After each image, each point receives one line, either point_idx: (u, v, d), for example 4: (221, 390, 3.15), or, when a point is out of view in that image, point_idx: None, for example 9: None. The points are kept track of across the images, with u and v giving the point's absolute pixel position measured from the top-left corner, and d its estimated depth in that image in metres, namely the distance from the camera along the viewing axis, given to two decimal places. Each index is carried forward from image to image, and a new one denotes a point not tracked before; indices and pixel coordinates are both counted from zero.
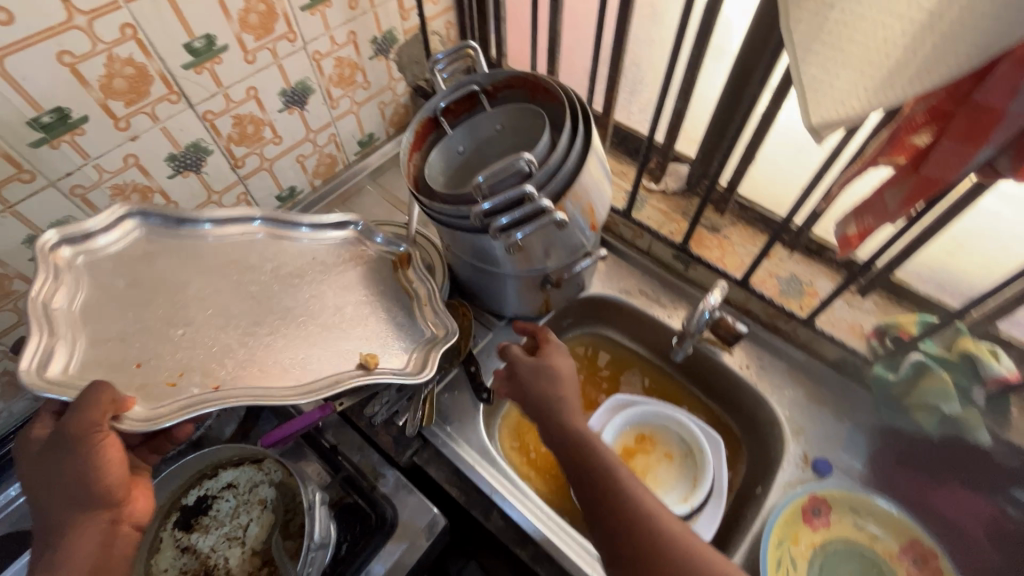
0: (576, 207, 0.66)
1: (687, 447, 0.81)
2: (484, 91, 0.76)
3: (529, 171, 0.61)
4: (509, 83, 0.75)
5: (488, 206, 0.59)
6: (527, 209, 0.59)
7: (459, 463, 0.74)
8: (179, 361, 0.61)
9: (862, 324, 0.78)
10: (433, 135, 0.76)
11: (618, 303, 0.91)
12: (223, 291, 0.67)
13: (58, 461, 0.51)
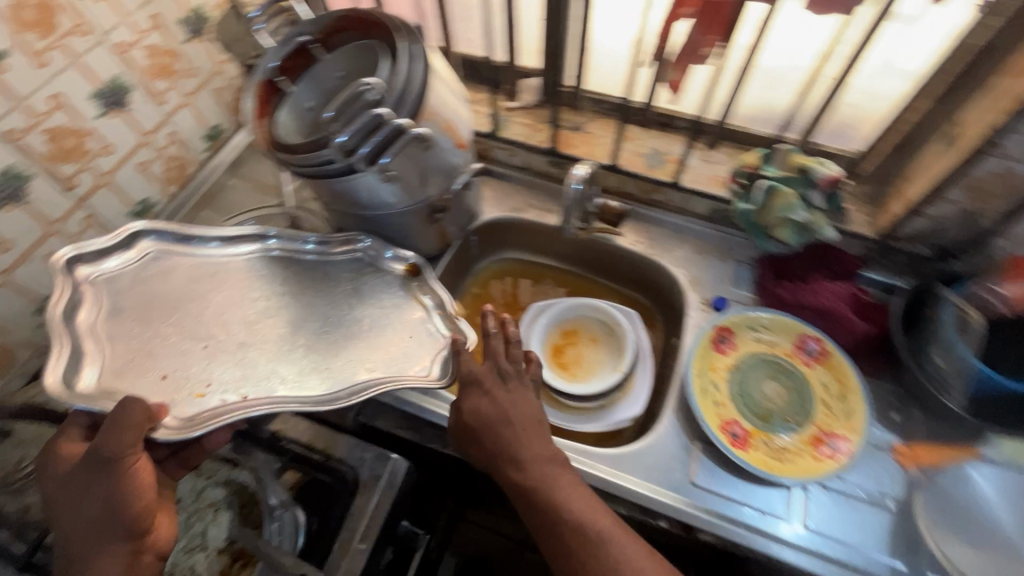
0: (435, 125, 0.67)
1: (608, 328, 0.87)
2: (315, 42, 0.73)
3: (377, 98, 0.62)
4: (338, 27, 0.73)
5: (346, 138, 0.60)
6: (386, 131, 0.60)
7: (403, 406, 0.75)
8: (206, 374, 0.69)
9: (720, 173, 0.87)
10: (276, 98, 0.73)
11: (512, 222, 0.95)
12: (233, 303, 0.76)
13: (89, 483, 0.54)
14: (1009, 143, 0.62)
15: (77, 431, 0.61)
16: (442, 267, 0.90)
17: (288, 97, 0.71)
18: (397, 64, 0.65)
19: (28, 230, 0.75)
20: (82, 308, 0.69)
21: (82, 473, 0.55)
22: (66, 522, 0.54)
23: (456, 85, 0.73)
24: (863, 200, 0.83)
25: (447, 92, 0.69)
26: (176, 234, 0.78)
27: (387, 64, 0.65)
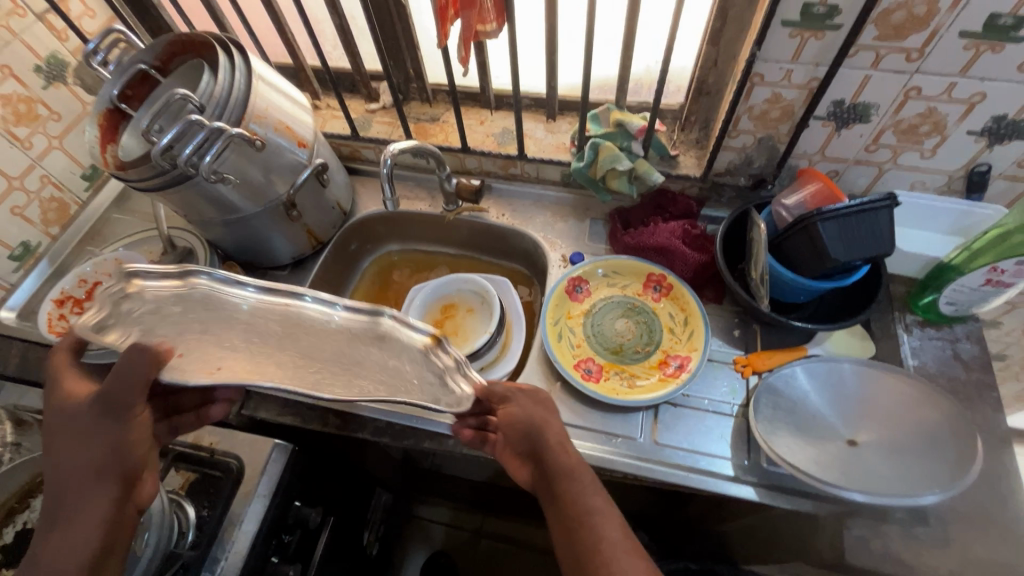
0: (266, 127, 0.73)
1: (482, 296, 0.92)
2: (155, 68, 0.77)
3: (195, 105, 0.67)
4: (173, 51, 0.76)
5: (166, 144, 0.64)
6: (204, 134, 0.65)
7: (283, 395, 0.79)
8: (216, 359, 0.63)
9: (564, 140, 0.94)
10: (123, 123, 0.77)
11: (386, 215, 1.00)
12: (239, 338, 0.66)
13: (94, 427, 0.56)
14: (767, 72, 0.70)
15: (75, 373, 0.62)
16: (320, 263, 0.95)
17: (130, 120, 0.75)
18: (217, 75, 0.70)
19: None
20: (129, 301, 0.66)
21: (84, 417, 0.57)
22: (58, 465, 0.56)
23: (290, 90, 0.78)
24: (691, 145, 0.91)
25: (275, 94, 0.75)
26: (227, 275, 0.64)
27: (207, 77, 0.70)
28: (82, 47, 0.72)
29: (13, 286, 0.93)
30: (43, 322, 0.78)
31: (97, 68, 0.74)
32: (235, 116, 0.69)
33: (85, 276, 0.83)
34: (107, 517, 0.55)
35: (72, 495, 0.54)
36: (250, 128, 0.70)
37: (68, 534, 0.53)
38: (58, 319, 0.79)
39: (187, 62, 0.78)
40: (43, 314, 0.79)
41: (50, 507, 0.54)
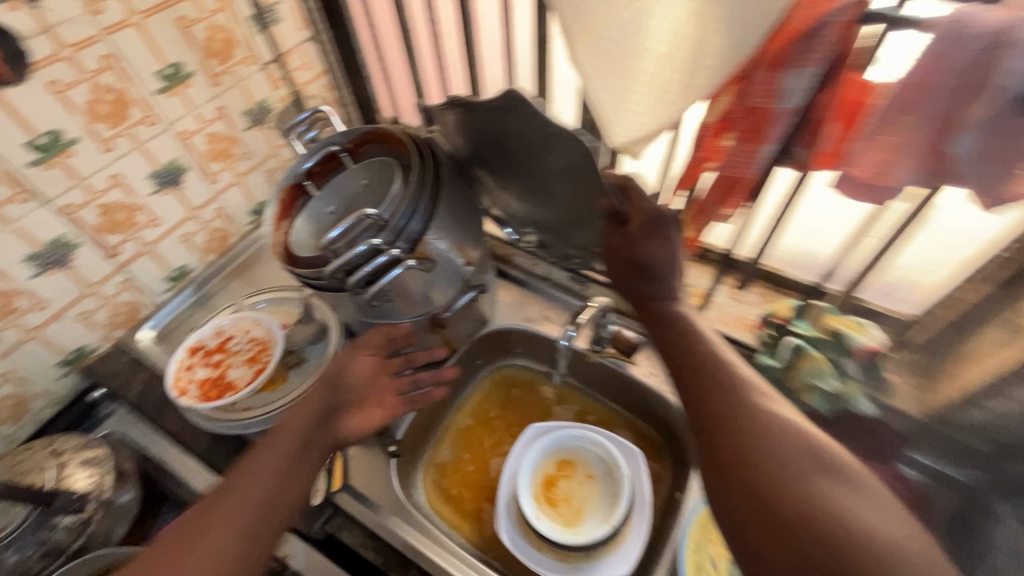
0: (441, 249, 0.67)
1: (606, 464, 0.80)
2: (345, 150, 0.73)
3: (381, 222, 0.63)
4: (366, 137, 0.73)
5: (343, 261, 0.62)
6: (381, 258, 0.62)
7: (372, 526, 0.71)
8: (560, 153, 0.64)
9: (748, 315, 0.82)
10: (301, 200, 0.73)
11: (525, 332, 0.92)
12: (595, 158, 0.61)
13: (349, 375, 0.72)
14: None
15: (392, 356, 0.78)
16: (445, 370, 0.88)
17: (309, 203, 0.72)
18: (406, 189, 0.65)
19: (65, 291, 0.80)
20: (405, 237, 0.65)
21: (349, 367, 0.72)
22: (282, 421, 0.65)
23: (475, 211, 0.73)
24: (911, 370, 0.74)
25: (457, 216, 0.69)
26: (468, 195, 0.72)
27: (393, 190, 0.66)
28: (284, 124, 0.68)
29: (160, 305, 0.95)
30: (170, 370, 0.76)
31: (294, 145, 0.71)
32: (413, 238, 0.65)
33: (224, 327, 0.81)
34: (277, 496, 0.59)
35: (252, 470, 0.60)
36: (424, 251, 0.65)
37: (244, 501, 0.57)
38: (185, 369, 0.78)
39: (375, 149, 0.74)
40: (173, 361, 0.78)
41: (240, 465, 0.61)
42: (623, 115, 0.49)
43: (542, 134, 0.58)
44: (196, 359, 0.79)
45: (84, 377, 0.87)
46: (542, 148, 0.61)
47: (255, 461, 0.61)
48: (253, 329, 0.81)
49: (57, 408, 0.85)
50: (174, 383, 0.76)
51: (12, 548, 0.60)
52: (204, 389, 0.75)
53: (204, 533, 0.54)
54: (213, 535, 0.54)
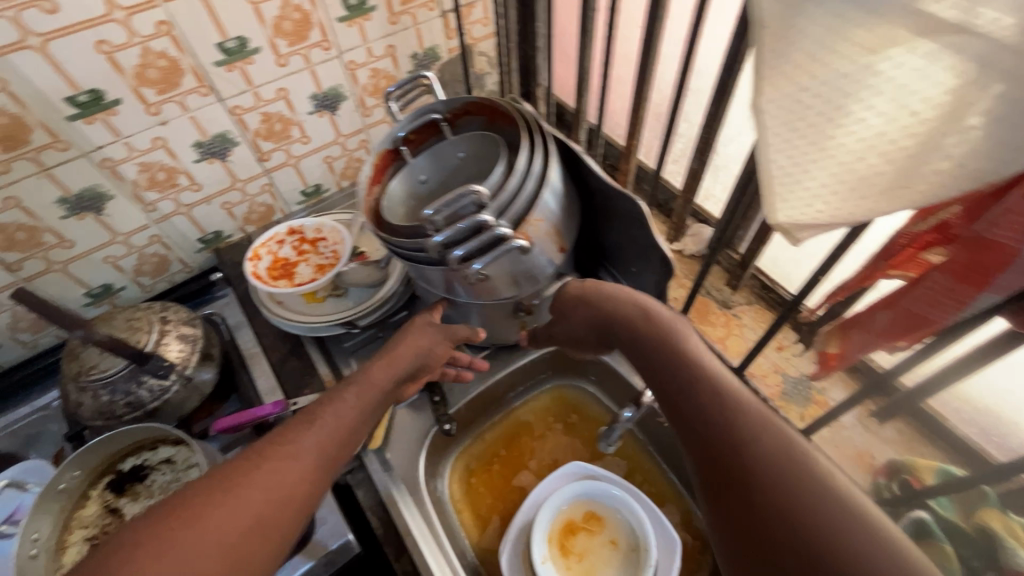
0: (540, 233, 0.62)
1: (635, 541, 0.72)
2: (445, 120, 0.75)
3: (484, 204, 0.57)
4: (467, 108, 0.74)
5: (445, 237, 0.56)
6: (485, 239, 0.57)
7: (383, 493, 0.71)
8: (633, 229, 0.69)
9: (874, 454, 0.66)
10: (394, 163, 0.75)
11: (603, 363, 0.84)
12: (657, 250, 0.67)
13: (406, 347, 0.67)
14: None
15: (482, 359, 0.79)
16: (508, 371, 0.84)
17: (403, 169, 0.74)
18: (522, 168, 0.60)
19: (218, 180, 0.88)
20: (518, 214, 0.60)
21: (419, 342, 0.68)
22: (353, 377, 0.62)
23: (574, 207, 0.68)
24: None
25: (559, 207, 0.64)
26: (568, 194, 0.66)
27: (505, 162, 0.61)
28: (389, 87, 0.71)
29: (291, 214, 1.02)
30: (266, 235, 0.87)
31: (394, 110, 0.73)
32: (517, 215, 0.60)
33: (323, 227, 0.89)
34: (327, 461, 0.56)
35: (312, 423, 0.57)
36: (527, 231, 0.61)
37: (303, 458, 0.54)
38: (277, 241, 0.88)
39: (473, 121, 0.75)
40: (275, 231, 0.88)
41: (307, 412, 0.58)
42: (796, 188, 0.37)
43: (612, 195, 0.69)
44: (290, 238, 0.88)
45: (214, 257, 0.97)
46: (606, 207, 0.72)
47: (314, 414, 0.58)
48: (339, 246, 0.87)
49: (187, 275, 0.97)
50: (260, 244, 0.87)
51: (106, 390, 0.69)
52: (273, 268, 0.86)
53: (256, 477, 0.50)
54: (264, 486, 0.50)
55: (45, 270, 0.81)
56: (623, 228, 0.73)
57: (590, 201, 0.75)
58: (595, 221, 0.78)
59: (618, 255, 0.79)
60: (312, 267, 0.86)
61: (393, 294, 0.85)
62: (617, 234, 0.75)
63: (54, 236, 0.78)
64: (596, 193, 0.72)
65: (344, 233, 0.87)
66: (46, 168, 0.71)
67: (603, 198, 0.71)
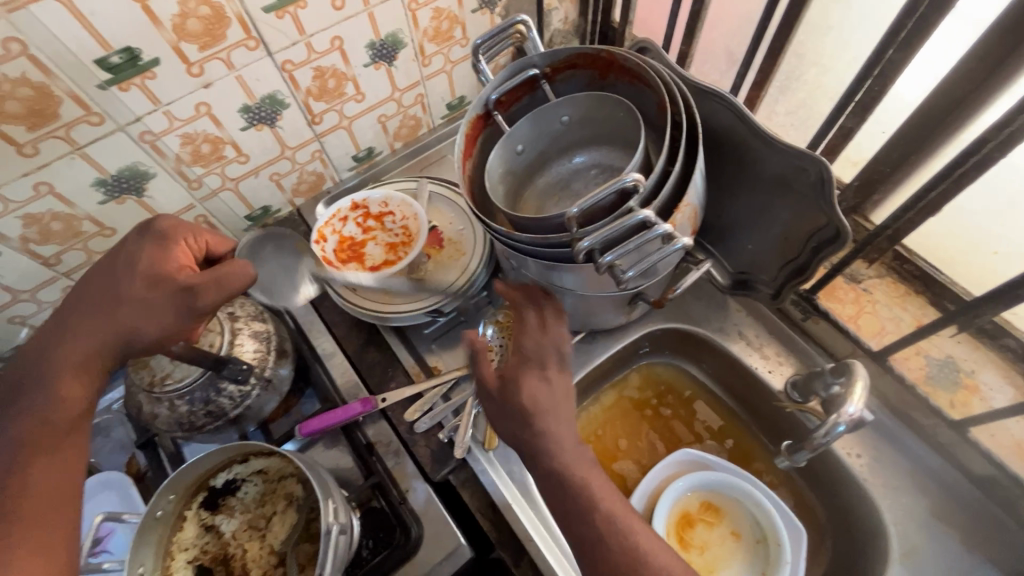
0: (685, 218, 0.53)
1: (761, 533, 0.68)
2: (544, 75, 0.63)
3: (635, 193, 0.49)
4: (573, 61, 0.62)
5: (597, 240, 0.47)
6: (644, 239, 0.48)
7: (496, 497, 0.67)
8: (776, 184, 0.62)
9: None
10: (486, 130, 0.64)
11: (711, 342, 0.77)
12: (805, 212, 0.61)
13: (138, 272, 0.54)
14: None
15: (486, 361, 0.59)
16: (607, 356, 0.78)
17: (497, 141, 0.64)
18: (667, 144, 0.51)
19: (266, 149, 0.77)
20: (663, 202, 0.51)
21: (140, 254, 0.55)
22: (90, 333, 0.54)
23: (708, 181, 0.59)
24: None
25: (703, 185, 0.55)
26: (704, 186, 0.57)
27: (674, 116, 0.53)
28: (480, 39, 0.59)
29: (342, 181, 0.91)
30: (328, 212, 0.77)
31: (486, 67, 0.61)
32: (663, 203, 0.51)
33: (390, 200, 0.78)
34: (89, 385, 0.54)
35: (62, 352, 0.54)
36: (677, 221, 0.51)
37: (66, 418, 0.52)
38: (339, 219, 0.78)
39: (579, 76, 0.63)
40: (337, 206, 0.78)
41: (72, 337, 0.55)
42: None
43: (751, 146, 0.61)
44: (354, 214, 0.78)
45: (263, 235, 0.88)
46: (750, 169, 0.63)
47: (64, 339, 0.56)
48: (410, 223, 0.77)
49: None
50: (323, 225, 0.77)
51: (183, 400, 0.63)
52: (339, 250, 0.77)
53: (40, 460, 0.50)
54: (50, 466, 0.51)
55: (85, 263, 0.71)
56: (764, 193, 0.64)
57: (728, 161, 0.66)
58: (722, 185, 0.69)
59: (741, 224, 0.70)
60: (382, 246, 0.78)
61: (478, 277, 0.76)
62: (752, 201, 0.67)
63: (93, 225, 0.68)
64: (727, 138, 0.63)
65: (415, 206, 0.77)
66: (78, 146, 0.60)
67: (742, 149, 0.62)
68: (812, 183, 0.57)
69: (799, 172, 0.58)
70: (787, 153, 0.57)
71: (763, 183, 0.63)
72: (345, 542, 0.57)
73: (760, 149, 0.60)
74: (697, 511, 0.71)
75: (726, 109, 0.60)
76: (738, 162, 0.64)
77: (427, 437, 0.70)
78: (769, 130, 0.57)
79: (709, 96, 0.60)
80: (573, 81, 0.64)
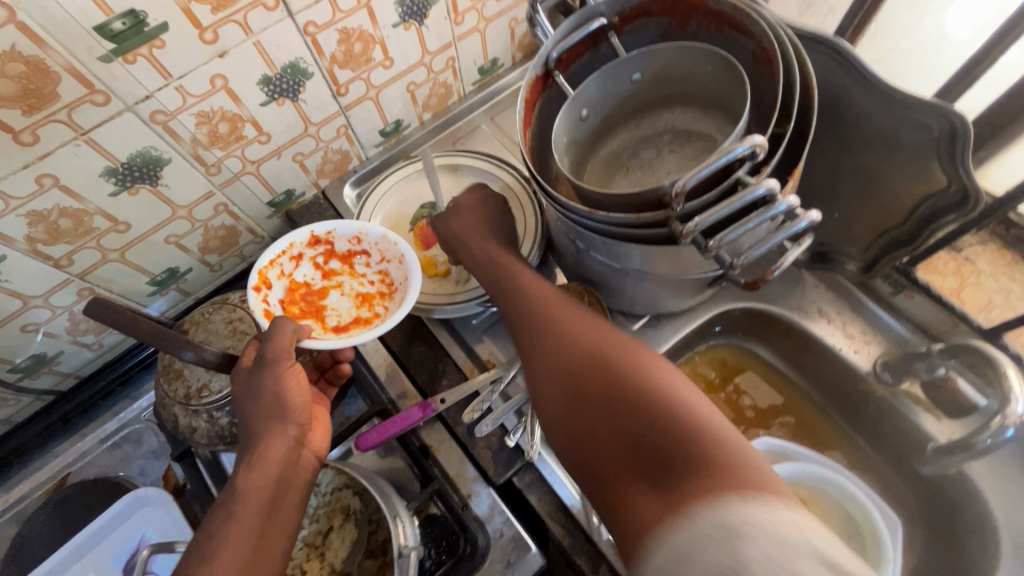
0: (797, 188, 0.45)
1: (854, 528, 0.63)
2: (611, 26, 0.55)
3: (748, 162, 0.41)
4: (646, 8, 0.53)
5: (708, 220, 0.40)
6: (764, 218, 0.40)
7: (568, 501, 0.62)
8: (882, 142, 0.54)
9: None
10: (545, 94, 0.56)
11: (789, 322, 0.70)
12: (915, 171, 0.53)
13: (270, 398, 0.51)
14: None
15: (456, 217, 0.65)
16: (674, 342, 0.71)
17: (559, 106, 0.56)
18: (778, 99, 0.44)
19: (288, 127, 0.69)
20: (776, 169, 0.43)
21: (291, 402, 0.51)
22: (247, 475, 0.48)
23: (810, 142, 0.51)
24: None
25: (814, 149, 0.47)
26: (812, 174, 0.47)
27: (782, 64, 0.45)
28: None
29: (368, 159, 0.83)
30: (278, 248, 0.63)
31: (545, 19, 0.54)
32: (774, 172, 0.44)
33: (363, 236, 0.64)
34: (261, 557, 0.46)
35: (238, 544, 0.45)
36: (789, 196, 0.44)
37: None
38: (292, 257, 0.64)
39: (652, 26, 0.55)
40: (290, 241, 0.63)
41: (254, 520, 0.47)
42: None
43: (857, 98, 0.52)
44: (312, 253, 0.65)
45: (286, 222, 0.80)
46: (850, 126, 0.55)
47: (230, 508, 0.47)
48: (392, 268, 0.64)
49: (258, 247, 0.80)
50: (269, 265, 0.62)
51: (223, 412, 0.57)
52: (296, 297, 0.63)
53: None
54: None
55: (100, 262, 0.64)
56: (864, 155, 0.56)
57: (820, 119, 0.58)
58: (810, 148, 0.61)
59: (829, 192, 0.62)
60: (350, 295, 0.66)
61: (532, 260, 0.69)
62: (849, 166, 0.58)
63: (105, 220, 0.61)
64: (823, 92, 0.55)
65: (398, 247, 0.63)
66: (82, 132, 0.53)
67: (843, 103, 0.54)
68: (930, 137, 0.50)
69: (917, 128, 0.50)
70: (905, 105, 0.49)
71: (864, 142, 0.55)
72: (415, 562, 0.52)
73: (869, 103, 0.52)
74: None
75: (829, 56, 0.52)
76: (839, 119, 0.56)
77: (487, 439, 0.65)
78: (882, 78, 0.50)
79: (808, 42, 0.52)
80: (643, 33, 0.56)
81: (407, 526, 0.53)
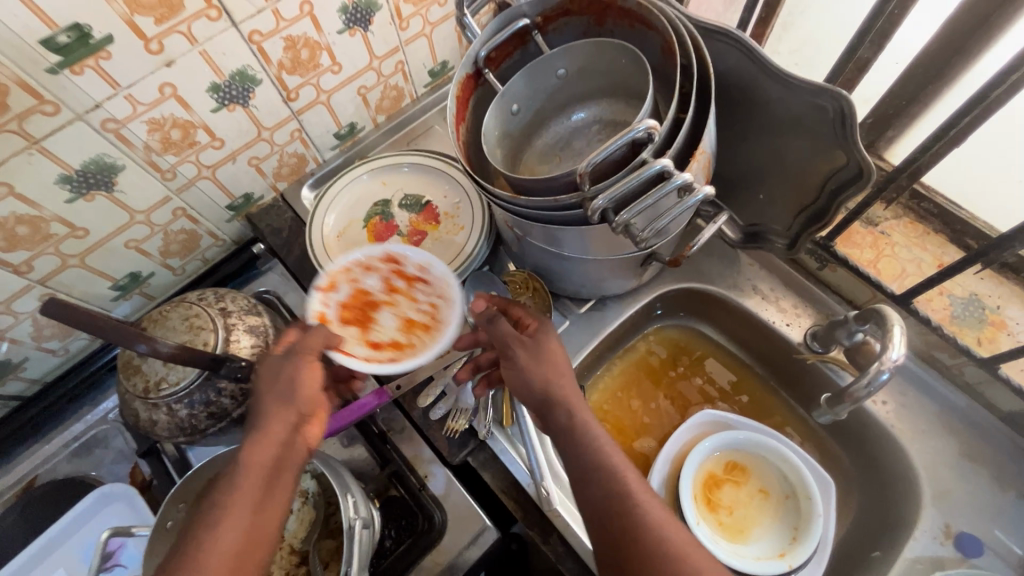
0: (701, 166, 0.49)
1: (789, 488, 0.67)
2: (535, 26, 0.58)
3: (649, 143, 0.45)
4: (566, 8, 0.57)
5: (611, 197, 0.44)
6: (663, 193, 0.44)
7: (519, 476, 0.65)
8: (789, 125, 0.58)
9: None
10: (478, 91, 0.60)
11: (726, 300, 0.74)
12: (821, 150, 0.58)
13: (284, 380, 0.52)
14: None
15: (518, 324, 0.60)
16: (620, 322, 0.75)
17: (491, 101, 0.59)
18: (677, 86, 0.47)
19: (241, 132, 0.71)
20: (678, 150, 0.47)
21: (301, 385, 0.52)
22: (250, 449, 0.48)
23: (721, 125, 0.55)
24: None
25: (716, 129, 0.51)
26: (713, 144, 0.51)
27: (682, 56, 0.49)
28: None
29: (325, 162, 0.86)
30: (354, 256, 0.62)
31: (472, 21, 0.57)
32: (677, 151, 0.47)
33: (431, 269, 0.63)
34: (258, 532, 0.46)
35: (237, 515, 0.45)
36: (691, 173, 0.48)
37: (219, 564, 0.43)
38: (363, 266, 0.63)
39: (574, 25, 0.59)
40: (368, 252, 0.63)
41: (253, 493, 0.47)
42: None
43: (762, 84, 0.57)
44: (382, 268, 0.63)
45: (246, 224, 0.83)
46: (762, 111, 0.60)
47: (230, 482, 0.47)
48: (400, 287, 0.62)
49: (219, 249, 0.83)
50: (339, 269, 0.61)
51: (182, 404, 0.59)
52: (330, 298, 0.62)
53: None
54: None
55: (60, 268, 0.67)
56: (777, 139, 0.61)
57: (736, 106, 0.62)
58: (730, 133, 0.65)
59: (752, 174, 0.66)
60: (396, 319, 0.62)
61: (481, 250, 0.72)
62: (765, 148, 0.63)
63: (62, 226, 0.63)
64: (735, 80, 0.59)
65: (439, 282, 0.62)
66: (34, 141, 0.55)
67: (752, 90, 0.59)
68: (828, 118, 0.54)
69: (815, 110, 0.55)
70: (802, 89, 0.54)
71: (775, 125, 0.60)
72: (367, 535, 0.55)
73: (773, 89, 0.56)
74: (723, 471, 0.69)
75: (734, 47, 0.56)
76: (751, 105, 0.60)
77: (442, 422, 0.68)
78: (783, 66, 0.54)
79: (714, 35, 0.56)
80: (567, 31, 0.60)
81: (359, 504, 0.55)
